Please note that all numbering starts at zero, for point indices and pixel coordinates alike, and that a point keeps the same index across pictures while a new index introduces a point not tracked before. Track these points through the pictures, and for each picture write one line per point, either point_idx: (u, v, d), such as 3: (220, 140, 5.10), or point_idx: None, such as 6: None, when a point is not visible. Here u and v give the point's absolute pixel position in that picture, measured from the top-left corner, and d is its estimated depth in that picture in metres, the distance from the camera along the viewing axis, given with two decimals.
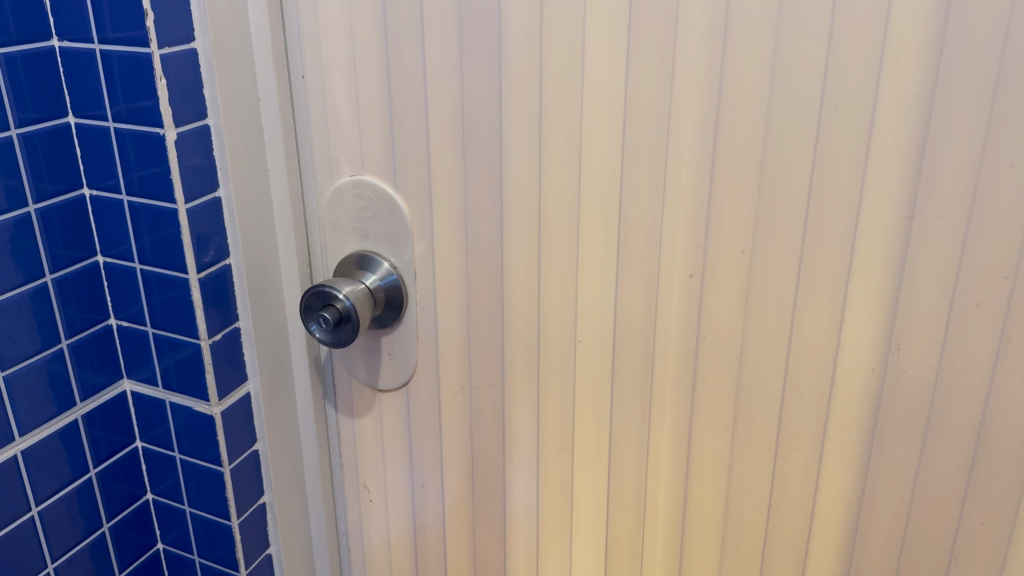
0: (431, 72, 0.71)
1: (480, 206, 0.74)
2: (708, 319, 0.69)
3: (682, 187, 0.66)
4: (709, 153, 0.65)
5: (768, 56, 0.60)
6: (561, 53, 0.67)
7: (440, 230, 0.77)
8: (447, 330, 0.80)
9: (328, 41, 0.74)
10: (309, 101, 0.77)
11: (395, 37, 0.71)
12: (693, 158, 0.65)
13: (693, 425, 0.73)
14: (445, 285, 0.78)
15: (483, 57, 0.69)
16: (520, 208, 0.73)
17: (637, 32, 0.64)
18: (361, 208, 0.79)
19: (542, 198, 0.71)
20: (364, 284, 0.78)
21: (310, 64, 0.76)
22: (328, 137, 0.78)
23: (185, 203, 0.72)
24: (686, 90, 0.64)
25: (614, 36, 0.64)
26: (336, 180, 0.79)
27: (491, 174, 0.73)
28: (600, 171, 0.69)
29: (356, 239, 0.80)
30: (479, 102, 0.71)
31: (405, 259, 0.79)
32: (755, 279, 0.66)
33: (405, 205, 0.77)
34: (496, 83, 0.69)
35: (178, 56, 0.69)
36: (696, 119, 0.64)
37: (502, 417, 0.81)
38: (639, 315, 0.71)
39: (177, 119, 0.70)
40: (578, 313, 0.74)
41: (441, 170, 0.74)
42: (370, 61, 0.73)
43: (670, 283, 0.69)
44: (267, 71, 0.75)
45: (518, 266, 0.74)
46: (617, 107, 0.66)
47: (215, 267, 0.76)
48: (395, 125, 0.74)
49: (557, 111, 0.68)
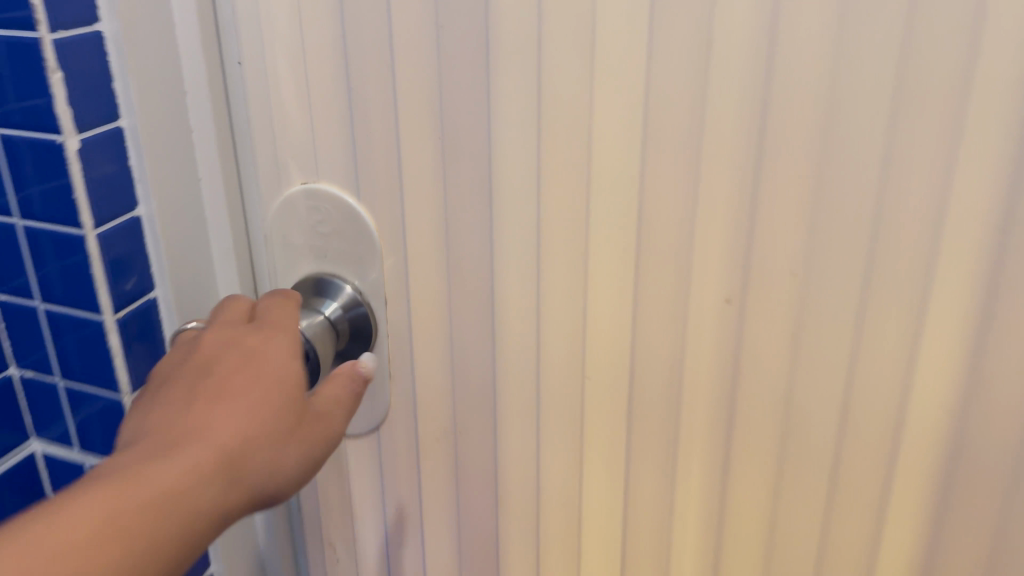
0: (402, 55, 0.58)
1: (466, 220, 0.61)
2: (749, 353, 0.57)
3: (718, 196, 0.54)
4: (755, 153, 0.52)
5: (830, 36, 0.48)
6: (565, 33, 0.53)
7: (415, 247, 0.63)
8: (427, 363, 0.67)
9: (269, 18, 0.60)
10: (249, 93, 0.63)
11: (354, 13, 0.57)
12: (732, 160, 0.53)
13: (727, 477, 0.61)
14: (424, 313, 0.65)
15: (467, 37, 0.56)
16: (515, 219, 0.60)
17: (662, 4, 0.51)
18: (317, 222, 0.65)
19: (543, 207, 0.58)
20: (323, 314, 0.65)
21: (248, 47, 0.61)
22: (274, 138, 0.64)
23: (95, 227, 0.58)
24: (724, 77, 0.51)
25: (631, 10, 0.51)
26: (283, 190, 0.65)
27: (480, 179, 0.59)
28: (614, 178, 0.56)
29: (312, 260, 0.67)
30: (463, 90, 0.57)
31: (373, 282, 0.66)
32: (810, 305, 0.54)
33: (371, 218, 0.64)
34: (483, 69, 0.56)
35: (79, 42, 0.54)
36: (736, 113, 0.52)
37: (493, 465, 0.68)
38: (663, 349, 0.59)
39: (80, 122, 0.55)
40: (586, 347, 0.61)
41: (417, 177, 0.61)
42: (323, 44, 0.59)
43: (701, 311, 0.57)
44: (195, 56, 0.60)
45: (513, 291, 0.62)
46: (637, 98, 0.53)
47: (137, 303, 0.62)
48: (358, 123, 0.61)
49: (559, 101, 0.55)
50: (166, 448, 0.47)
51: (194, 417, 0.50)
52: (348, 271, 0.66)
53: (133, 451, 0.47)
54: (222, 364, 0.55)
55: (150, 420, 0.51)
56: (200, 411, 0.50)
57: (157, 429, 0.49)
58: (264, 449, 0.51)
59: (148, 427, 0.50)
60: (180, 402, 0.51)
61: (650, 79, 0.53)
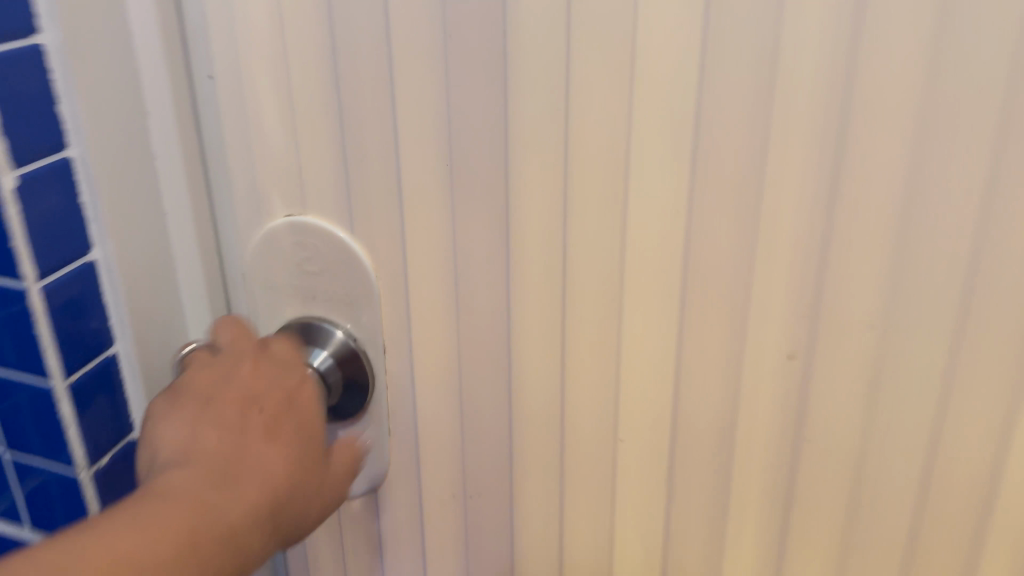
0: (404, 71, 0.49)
1: (477, 262, 0.52)
2: (811, 420, 0.48)
3: (781, 247, 0.45)
4: (830, 200, 0.43)
5: (927, 50, 0.39)
6: (602, 47, 0.45)
7: (418, 290, 0.55)
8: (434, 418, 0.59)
9: (243, 26, 0.50)
10: (222, 113, 0.54)
11: (345, 21, 0.48)
12: (797, 201, 0.44)
13: (783, 559, 0.52)
14: (428, 364, 0.57)
15: (482, 51, 0.47)
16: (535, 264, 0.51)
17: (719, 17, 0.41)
18: (303, 260, 0.57)
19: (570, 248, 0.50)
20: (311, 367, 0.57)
21: (220, 60, 0.52)
22: (252, 164, 0.55)
23: (38, 278, 0.49)
24: (792, 100, 0.42)
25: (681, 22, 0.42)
26: (263, 225, 0.56)
27: (494, 217, 0.50)
28: (655, 217, 0.47)
29: (299, 302, 0.58)
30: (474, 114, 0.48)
31: (369, 328, 0.57)
32: (893, 374, 0.45)
33: (366, 258, 0.55)
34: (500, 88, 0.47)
35: (13, 59, 0.45)
36: (805, 143, 0.42)
37: (509, 532, 0.60)
38: (709, 413, 0.50)
39: (17, 154, 0.46)
40: (618, 407, 0.52)
41: (420, 211, 0.52)
42: (309, 57, 0.50)
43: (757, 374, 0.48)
44: (157, 70, 0.51)
45: (532, 342, 0.53)
46: (688, 127, 0.45)
47: (92, 363, 0.53)
48: (351, 149, 0.52)
49: (589, 129, 0.46)
50: (247, 465, 0.48)
51: (258, 436, 0.50)
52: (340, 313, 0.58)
53: (208, 463, 0.47)
54: (275, 397, 0.52)
55: (202, 434, 0.49)
56: (269, 433, 0.50)
57: (234, 430, 0.50)
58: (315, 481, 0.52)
59: (201, 440, 0.49)
60: (245, 416, 0.51)
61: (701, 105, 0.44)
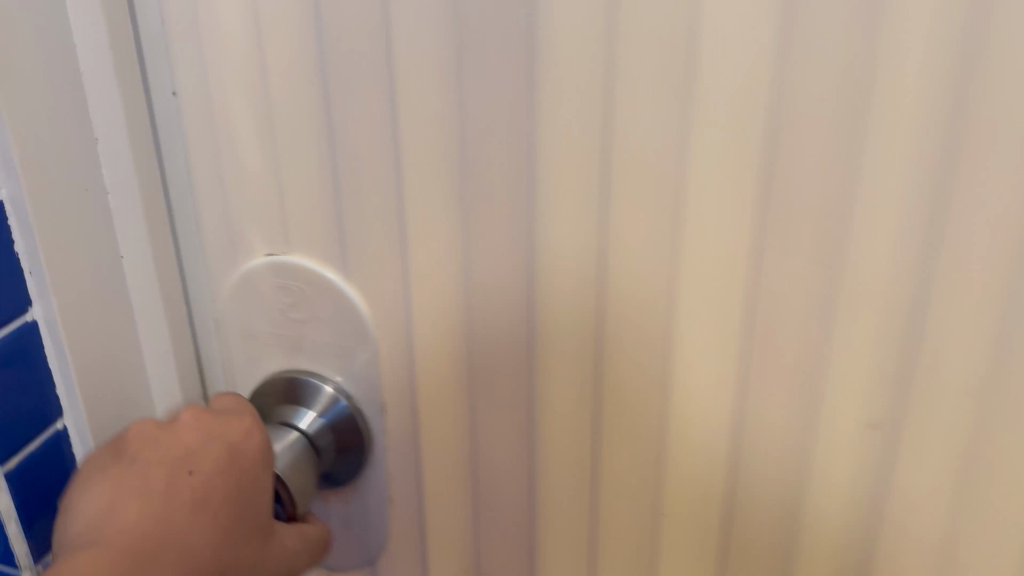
0: (403, 97, 0.40)
1: (490, 326, 0.43)
2: (894, 541, 0.39)
3: (869, 330, 0.35)
4: (934, 272, 0.33)
5: None
6: (647, 75, 0.35)
7: (421, 352, 0.46)
8: (437, 498, 0.50)
9: (213, 36, 0.42)
10: (189, 136, 0.46)
11: (334, 35, 0.40)
12: (889, 278, 0.34)
13: None
14: (432, 435, 0.48)
15: (497, 76, 0.38)
16: (561, 331, 0.42)
17: (802, 42, 0.32)
18: (286, 306, 0.48)
19: (601, 319, 0.41)
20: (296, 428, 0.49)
21: (187, 75, 0.44)
22: (225, 196, 0.47)
23: None
24: (889, 154, 0.33)
25: (749, 48, 0.33)
26: (240, 266, 0.48)
27: (513, 274, 0.42)
28: (709, 288, 0.38)
29: (284, 353, 0.50)
30: (490, 151, 0.39)
31: (365, 387, 0.49)
32: (999, 490, 0.36)
33: (364, 308, 0.47)
34: (519, 124, 0.38)
35: None
36: (904, 208, 0.33)
37: None
38: (767, 520, 0.41)
39: None
40: (655, 504, 0.44)
41: (423, 263, 0.44)
42: (290, 74, 0.42)
43: (823, 483, 0.39)
44: (110, 89, 0.43)
45: (555, 421, 0.44)
46: (756, 177, 0.35)
47: (35, 443, 0.46)
48: (342, 185, 0.43)
49: (630, 177, 0.37)
50: (163, 546, 0.41)
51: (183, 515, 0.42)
52: (326, 367, 0.49)
53: (118, 544, 0.40)
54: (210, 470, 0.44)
55: (121, 509, 0.42)
56: (199, 501, 0.43)
57: (157, 500, 0.42)
58: (261, 541, 0.44)
59: (119, 515, 0.42)
60: (171, 481, 0.44)
61: (773, 151, 0.34)
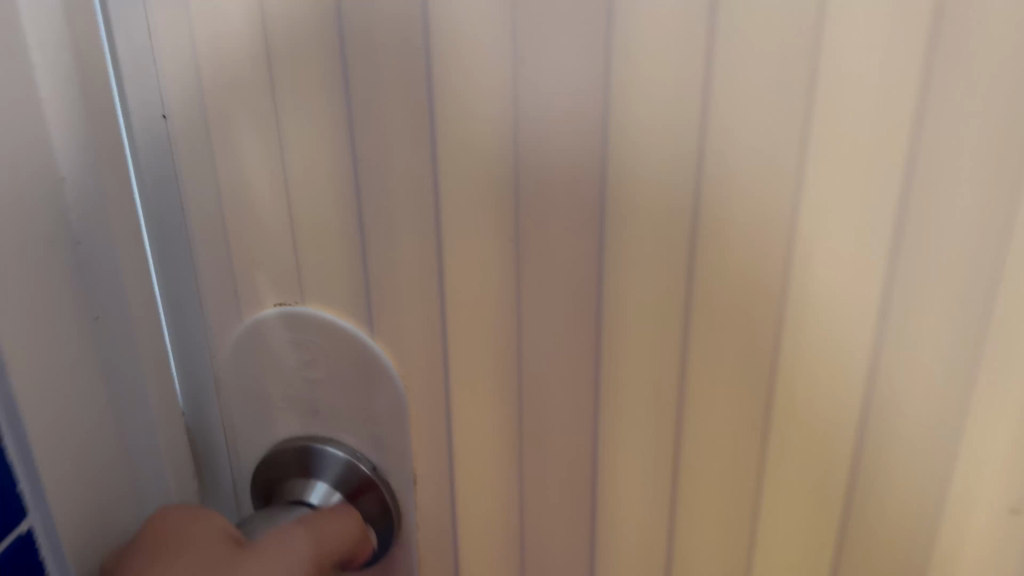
0: (450, 129, 0.34)
1: (547, 387, 0.37)
2: None
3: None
4: None
5: None
6: (756, 109, 0.29)
7: (461, 417, 0.40)
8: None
9: (209, 53, 0.36)
10: (185, 167, 0.40)
11: (355, 50, 0.34)
12: None
13: None
14: (475, 513, 0.42)
15: (565, 107, 0.32)
16: (635, 404, 0.36)
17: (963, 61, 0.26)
18: (300, 363, 0.42)
19: (684, 393, 0.35)
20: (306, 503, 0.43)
21: (180, 98, 0.38)
22: (229, 236, 0.40)
23: None
24: None
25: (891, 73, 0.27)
26: (246, 322, 0.42)
27: (582, 335, 0.36)
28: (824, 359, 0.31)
29: (297, 417, 0.44)
30: (558, 194, 0.33)
31: (391, 456, 0.42)
32: None
33: (391, 364, 0.40)
34: (594, 163, 0.32)
35: None
36: None
37: None
38: None
39: None
40: None
41: (465, 314, 0.37)
42: (311, 100, 0.36)
43: None
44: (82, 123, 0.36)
45: (626, 502, 0.38)
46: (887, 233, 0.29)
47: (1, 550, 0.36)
48: (369, 223, 0.37)
49: (732, 225, 0.31)
50: None
51: None
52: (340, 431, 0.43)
53: None
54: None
55: None
56: None
57: None
58: None
59: None
60: None
61: (911, 200, 0.28)
